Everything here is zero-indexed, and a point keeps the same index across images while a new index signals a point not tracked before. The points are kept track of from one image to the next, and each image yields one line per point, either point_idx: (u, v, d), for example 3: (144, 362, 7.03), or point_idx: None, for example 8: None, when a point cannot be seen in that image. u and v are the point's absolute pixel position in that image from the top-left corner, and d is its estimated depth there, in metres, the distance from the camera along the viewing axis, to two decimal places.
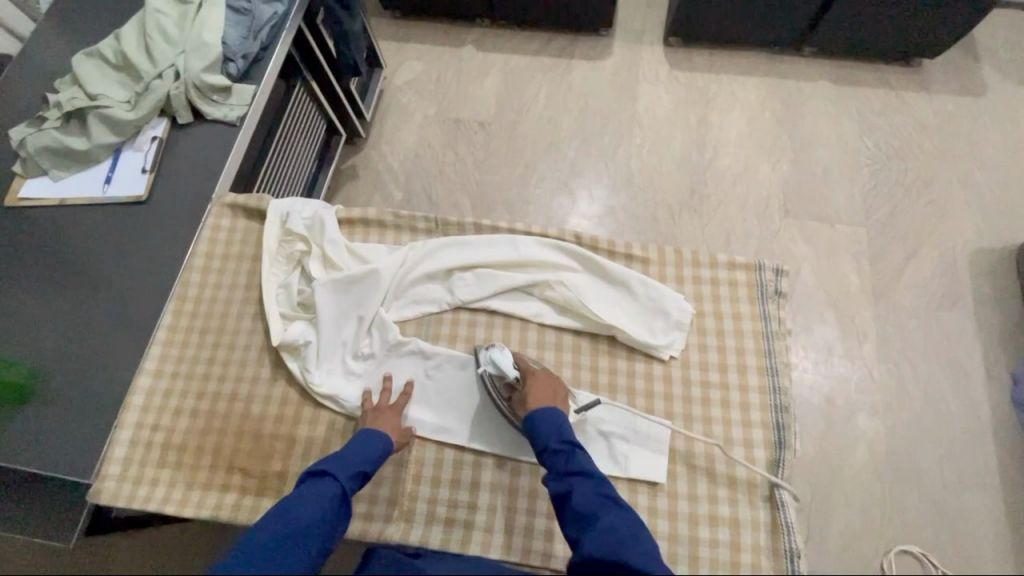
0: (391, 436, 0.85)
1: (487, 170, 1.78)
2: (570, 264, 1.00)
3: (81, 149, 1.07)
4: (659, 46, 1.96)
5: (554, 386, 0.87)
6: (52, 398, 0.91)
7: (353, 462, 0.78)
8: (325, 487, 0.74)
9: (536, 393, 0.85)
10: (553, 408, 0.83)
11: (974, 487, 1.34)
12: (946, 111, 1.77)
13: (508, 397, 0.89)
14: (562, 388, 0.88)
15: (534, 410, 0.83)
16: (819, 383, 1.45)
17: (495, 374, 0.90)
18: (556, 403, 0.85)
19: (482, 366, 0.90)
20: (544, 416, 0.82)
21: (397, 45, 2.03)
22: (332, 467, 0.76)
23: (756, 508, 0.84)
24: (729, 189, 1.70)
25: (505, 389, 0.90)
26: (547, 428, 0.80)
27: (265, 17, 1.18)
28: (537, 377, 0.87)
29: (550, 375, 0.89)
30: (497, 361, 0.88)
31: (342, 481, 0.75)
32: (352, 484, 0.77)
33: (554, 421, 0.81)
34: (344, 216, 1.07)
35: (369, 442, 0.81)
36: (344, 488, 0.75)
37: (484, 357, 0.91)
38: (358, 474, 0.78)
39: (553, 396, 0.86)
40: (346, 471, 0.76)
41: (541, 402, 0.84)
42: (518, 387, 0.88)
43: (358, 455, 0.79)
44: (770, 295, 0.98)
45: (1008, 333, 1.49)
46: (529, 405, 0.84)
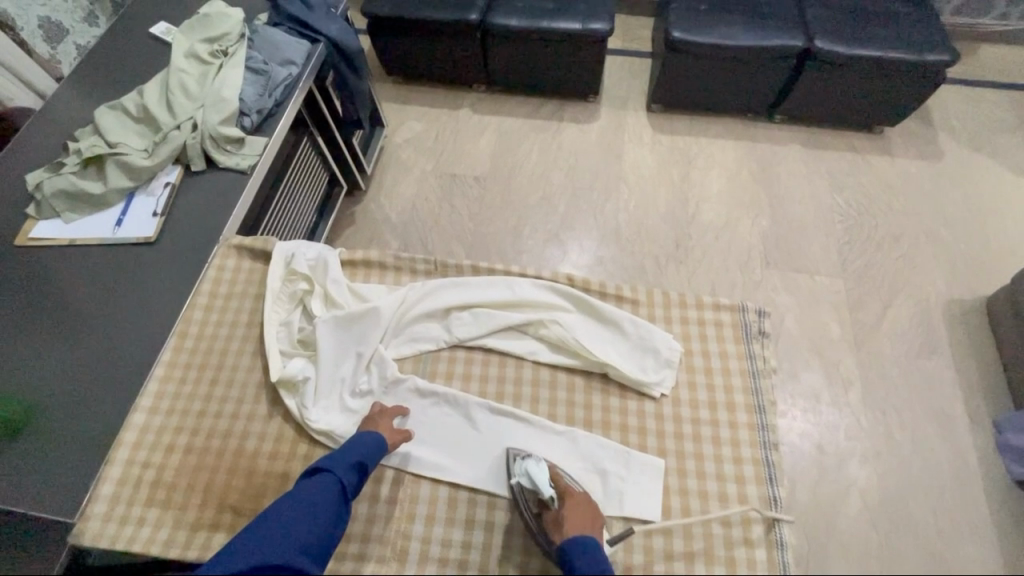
0: (385, 435, 0.88)
1: (482, 222, 1.86)
2: (564, 304, 1.04)
3: (96, 193, 1.12)
4: (643, 112, 2.12)
5: (591, 512, 0.83)
6: (46, 434, 0.90)
7: (349, 456, 0.81)
8: (324, 481, 0.78)
9: (573, 516, 0.81)
10: (592, 539, 0.78)
11: (967, 537, 1.34)
12: (909, 173, 1.91)
13: (538, 513, 0.84)
14: (599, 517, 0.83)
15: (574, 538, 0.77)
16: (809, 431, 1.47)
17: (528, 488, 0.85)
18: (592, 532, 0.80)
19: (515, 477, 0.86)
20: (584, 545, 0.76)
21: (399, 106, 2.17)
22: (328, 464, 0.80)
23: (752, 547, 0.84)
24: (713, 242, 1.79)
25: (535, 505, 0.85)
26: (587, 561, 0.74)
27: (280, 78, 1.28)
28: (575, 501, 0.83)
29: (588, 499, 0.84)
30: (534, 477, 0.84)
31: (339, 474, 0.79)
32: (350, 475, 0.80)
33: (595, 554, 0.75)
34: (347, 258, 1.12)
35: (364, 440, 0.84)
36: (341, 481, 0.79)
37: (517, 468, 0.86)
38: (356, 465, 0.81)
39: (590, 523, 0.81)
40: (342, 465, 0.80)
41: (580, 530, 0.79)
42: (552, 507, 0.83)
43: (354, 449, 0.83)
44: (754, 334, 1.03)
45: (986, 381, 1.54)
46: (567, 532, 0.79)
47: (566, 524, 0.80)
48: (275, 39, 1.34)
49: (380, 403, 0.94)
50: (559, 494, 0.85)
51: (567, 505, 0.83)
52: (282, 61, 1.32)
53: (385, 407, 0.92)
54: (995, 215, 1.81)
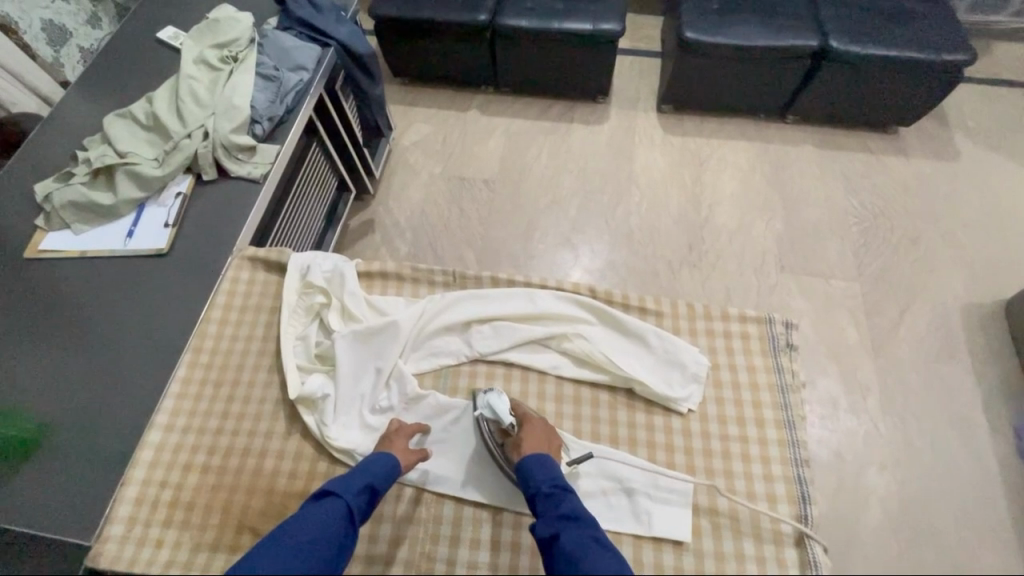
0: (399, 456, 0.86)
1: (492, 226, 1.84)
2: (586, 316, 1.02)
3: (106, 204, 1.10)
4: (653, 112, 2.09)
5: (547, 434, 0.89)
6: (62, 454, 0.89)
7: (358, 479, 0.79)
8: (332, 505, 0.76)
9: (531, 438, 0.87)
10: (548, 456, 0.84)
11: (991, 545, 1.32)
12: (924, 174, 1.89)
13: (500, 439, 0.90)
14: (557, 439, 0.89)
15: (529, 455, 0.84)
16: (827, 438, 1.45)
17: (490, 419, 0.91)
18: (548, 451, 0.86)
19: (479, 409, 0.91)
20: (539, 460, 0.83)
21: (406, 108, 2.14)
22: (337, 487, 0.78)
23: (785, 569, 0.82)
24: (726, 246, 1.77)
25: (498, 434, 0.91)
26: (540, 472, 0.81)
27: (291, 83, 1.26)
28: (533, 423, 0.89)
29: (545, 423, 0.90)
30: (494, 406, 0.90)
31: (347, 499, 0.77)
32: (359, 499, 0.78)
33: (549, 467, 0.82)
34: (364, 269, 1.10)
35: (375, 460, 0.83)
36: (350, 505, 0.77)
37: (480, 401, 0.92)
38: (366, 488, 0.79)
39: (547, 443, 0.87)
40: (351, 489, 0.78)
41: (536, 448, 0.85)
42: (512, 432, 0.89)
43: (364, 471, 0.81)
44: (782, 348, 1.01)
45: (1007, 387, 1.51)
46: (524, 450, 0.85)
47: (523, 444, 0.87)
48: (286, 44, 1.31)
49: (399, 420, 0.92)
50: (520, 421, 0.90)
51: (526, 428, 0.89)
52: (293, 66, 1.29)
53: (404, 425, 0.90)
54: (1012, 217, 1.78)
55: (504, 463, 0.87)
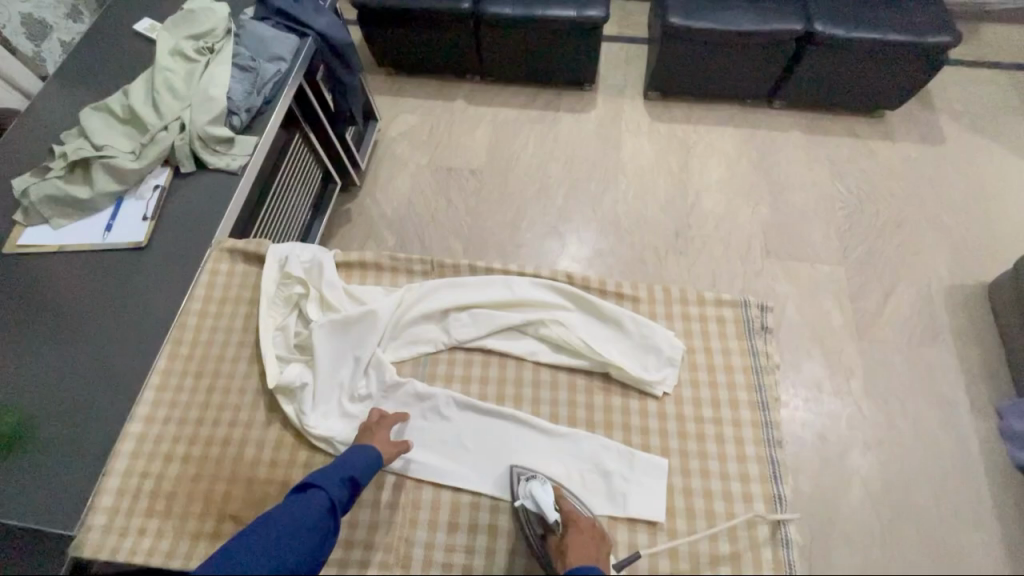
0: (380, 447, 0.86)
1: (479, 216, 1.84)
2: (564, 302, 1.03)
3: (84, 197, 1.09)
4: (640, 99, 2.08)
5: (596, 541, 0.80)
6: (43, 445, 0.89)
7: (339, 472, 0.80)
8: (313, 499, 0.77)
9: (576, 545, 0.78)
10: (596, 571, 0.75)
11: (970, 523, 1.34)
12: (910, 157, 1.89)
13: (543, 535, 0.82)
14: (606, 544, 0.81)
15: (575, 568, 0.75)
16: (811, 421, 1.47)
17: (533, 512, 0.83)
18: (596, 561, 0.77)
19: (520, 499, 0.83)
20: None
21: (392, 99, 2.13)
22: (318, 479, 0.78)
23: (757, 546, 0.83)
24: (712, 232, 1.77)
25: (540, 527, 0.83)
26: None
27: (269, 74, 1.25)
28: (580, 529, 0.80)
29: (595, 526, 0.82)
30: (538, 499, 0.81)
31: (329, 491, 0.78)
32: (341, 491, 0.79)
33: None
34: (343, 259, 1.10)
35: (356, 454, 0.83)
36: (332, 497, 0.77)
37: (522, 491, 0.84)
38: (347, 481, 0.80)
39: (594, 552, 0.78)
40: (332, 481, 0.78)
41: (583, 560, 0.77)
42: (557, 531, 0.81)
43: (345, 464, 0.81)
44: (757, 330, 1.02)
45: (988, 368, 1.53)
46: (570, 562, 0.77)
47: (569, 553, 0.78)
48: (263, 34, 1.30)
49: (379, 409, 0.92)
50: (565, 519, 0.82)
51: (572, 531, 0.80)
52: (271, 57, 1.28)
53: (383, 415, 0.91)
54: (997, 199, 1.79)
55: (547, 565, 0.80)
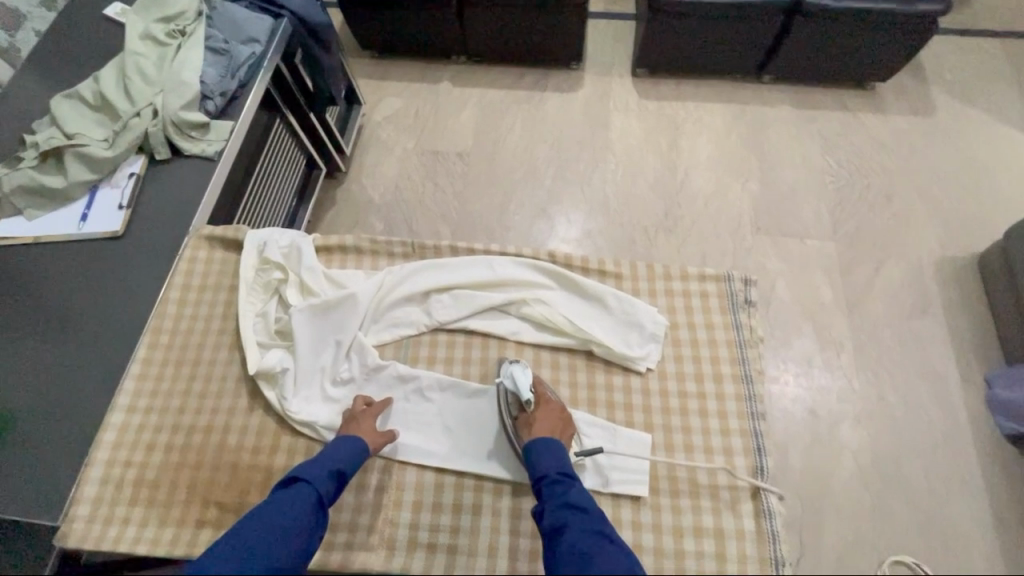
0: (366, 438, 0.86)
1: (467, 200, 1.82)
2: (546, 281, 1.04)
3: (57, 187, 1.07)
4: (628, 77, 2.05)
5: (561, 421, 0.89)
6: (20, 437, 0.88)
7: (326, 465, 0.79)
8: (300, 494, 0.76)
9: (544, 423, 0.87)
10: (556, 441, 0.84)
11: (959, 494, 1.34)
12: (901, 130, 1.87)
13: (515, 415, 0.91)
14: (570, 426, 0.89)
15: (539, 437, 0.84)
16: (801, 396, 1.45)
17: (511, 391, 0.92)
18: (558, 436, 0.86)
19: (502, 379, 0.92)
20: (548, 445, 0.82)
21: (376, 82, 2.10)
22: (305, 473, 0.78)
23: (739, 517, 0.86)
24: (702, 210, 1.75)
25: (515, 408, 0.91)
26: (549, 458, 0.81)
27: (243, 57, 1.23)
28: (549, 408, 0.89)
29: (562, 411, 0.90)
30: (516, 379, 0.90)
31: (316, 485, 0.77)
32: (328, 484, 0.78)
33: (557, 453, 0.82)
34: (322, 244, 1.10)
35: (343, 444, 0.83)
36: (320, 491, 0.77)
37: (504, 371, 0.93)
38: (334, 474, 0.79)
39: (558, 429, 0.87)
40: (319, 475, 0.78)
41: (547, 432, 0.86)
42: (528, 410, 0.90)
43: (331, 457, 0.81)
44: (741, 304, 1.03)
45: (979, 339, 1.52)
46: (535, 432, 0.86)
47: (536, 426, 0.87)
48: (236, 16, 1.27)
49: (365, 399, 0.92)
50: (537, 401, 0.91)
51: (542, 409, 0.89)
52: (245, 39, 1.25)
53: (371, 404, 0.91)
54: (988, 170, 1.77)
55: (514, 438, 0.88)
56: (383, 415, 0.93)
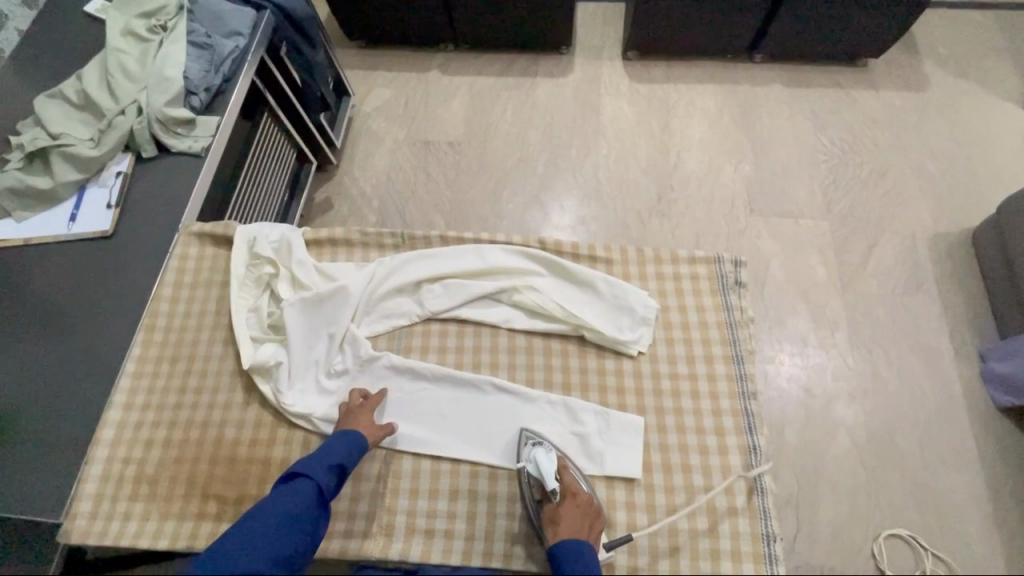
0: (366, 432, 0.87)
1: (459, 189, 1.81)
2: (537, 268, 1.05)
3: (44, 187, 1.07)
4: (619, 60, 2.03)
5: (590, 518, 0.82)
6: (17, 437, 0.89)
7: (326, 459, 0.80)
8: (301, 487, 0.76)
9: (571, 519, 0.80)
10: (586, 547, 0.78)
11: (955, 467, 1.34)
12: (894, 106, 1.86)
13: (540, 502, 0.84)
14: (598, 522, 0.83)
15: (567, 542, 0.78)
16: (797, 375, 1.46)
17: (534, 475, 0.85)
18: (586, 536, 0.80)
19: (524, 463, 0.86)
20: (577, 553, 0.77)
21: (365, 73, 2.08)
22: (305, 467, 0.78)
23: (733, 495, 0.88)
24: (696, 193, 1.74)
25: (537, 492, 0.85)
26: (579, 570, 0.75)
27: (226, 51, 1.21)
28: (579, 504, 0.83)
29: (591, 502, 0.84)
30: (541, 465, 0.83)
31: (317, 479, 0.78)
32: (328, 478, 0.79)
33: (587, 563, 0.76)
34: (312, 238, 1.11)
35: (343, 439, 0.83)
36: (320, 484, 0.77)
37: (526, 454, 0.87)
38: (334, 467, 0.80)
39: (587, 527, 0.81)
40: (320, 468, 0.78)
41: (574, 533, 0.79)
42: (553, 500, 0.83)
43: (331, 451, 0.81)
44: (731, 285, 1.06)
45: (973, 313, 1.52)
46: (560, 533, 0.79)
47: (563, 524, 0.80)
48: (218, 9, 1.26)
49: (364, 392, 0.93)
50: (563, 490, 0.84)
51: (569, 505, 0.82)
52: (227, 33, 1.24)
53: (368, 398, 0.91)
54: (981, 144, 1.76)
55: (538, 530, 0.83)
56: (380, 408, 0.94)
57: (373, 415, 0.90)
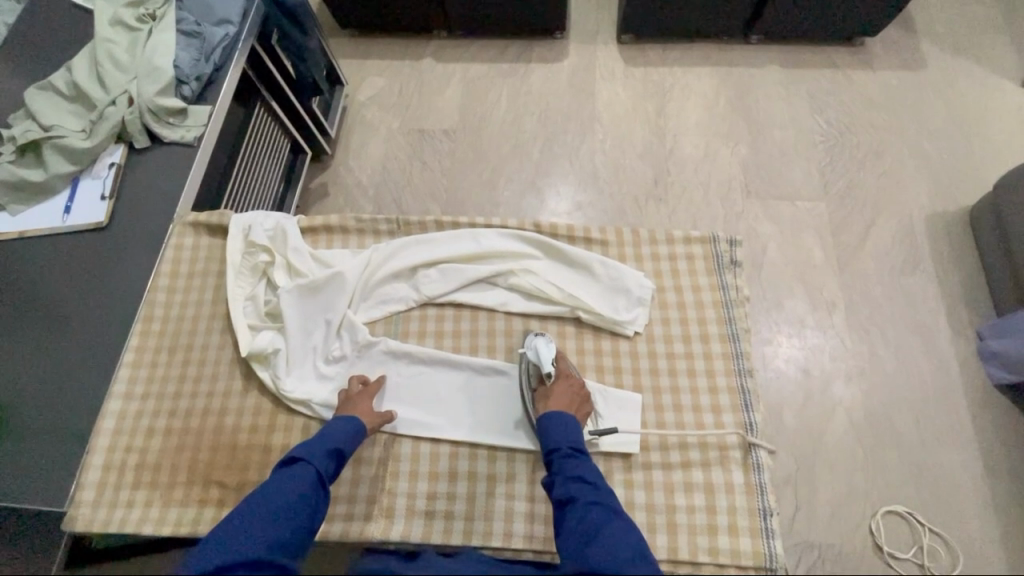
0: (364, 418, 0.88)
1: (455, 177, 1.80)
2: (532, 251, 1.05)
3: (39, 180, 1.07)
4: (614, 44, 2.01)
5: (579, 398, 0.90)
6: (18, 429, 0.90)
7: (325, 444, 0.81)
8: (300, 472, 0.77)
9: (561, 398, 0.88)
10: (571, 417, 0.85)
11: (951, 444, 1.35)
12: (891, 85, 1.84)
13: (535, 387, 0.92)
14: (586, 404, 0.90)
15: (556, 412, 0.86)
16: (795, 356, 1.47)
17: (532, 362, 0.93)
18: (572, 411, 0.88)
19: (525, 349, 0.94)
20: (562, 420, 0.84)
21: (358, 61, 2.06)
22: (304, 452, 0.79)
23: (729, 471, 0.89)
24: (692, 176, 1.74)
25: (534, 378, 0.93)
26: (562, 431, 0.82)
27: (217, 39, 1.20)
28: (569, 385, 0.90)
29: (581, 387, 0.91)
30: (539, 351, 0.91)
31: (316, 463, 0.78)
32: (327, 463, 0.80)
33: (570, 428, 0.83)
34: (307, 225, 1.11)
35: (342, 423, 0.84)
36: (319, 469, 0.78)
37: (528, 342, 0.95)
38: (333, 452, 0.81)
39: (575, 404, 0.89)
40: (318, 453, 0.79)
41: (562, 407, 0.87)
42: (548, 383, 0.91)
43: (330, 436, 0.82)
44: (726, 264, 1.06)
45: (970, 292, 1.53)
46: (550, 405, 0.87)
47: (552, 399, 0.88)
48: None
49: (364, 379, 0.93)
50: (558, 375, 0.92)
51: (561, 384, 0.90)
52: (217, 21, 1.23)
53: (368, 386, 0.92)
54: (979, 123, 1.75)
55: (531, 409, 0.90)
56: (379, 395, 0.94)
57: (372, 401, 0.91)
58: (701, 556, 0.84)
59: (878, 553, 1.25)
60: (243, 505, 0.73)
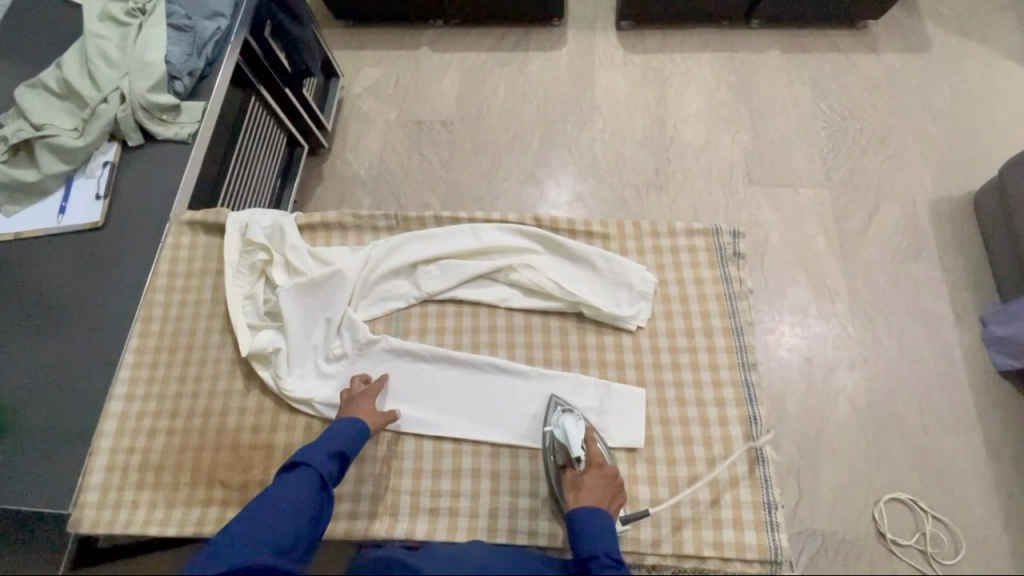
0: (367, 419, 0.87)
1: (453, 169, 1.78)
2: (532, 246, 1.04)
3: (31, 180, 1.05)
4: (612, 31, 1.98)
5: (611, 490, 0.81)
6: (20, 431, 0.89)
7: (326, 447, 0.80)
8: (303, 476, 0.77)
9: (591, 487, 0.80)
10: (606, 515, 0.76)
11: (955, 431, 1.35)
12: (894, 69, 1.81)
13: (562, 468, 0.85)
14: (619, 495, 0.82)
15: (587, 506, 0.77)
16: (798, 344, 1.46)
17: (560, 441, 0.86)
18: (605, 506, 0.79)
19: (552, 427, 0.87)
20: (595, 518, 0.75)
21: (353, 52, 2.03)
22: (306, 456, 0.78)
23: (733, 464, 0.89)
24: (693, 164, 1.72)
25: (562, 458, 0.86)
26: (596, 535, 0.73)
27: (209, 32, 1.18)
28: (602, 476, 0.82)
29: (614, 476, 0.83)
30: (567, 430, 0.85)
31: (318, 467, 0.78)
32: (331, 465, 0.79)
33: (604, 530, 0.74)
34: (305, 222, 1.10)
35: (346, 427, 0.84)
36: (321, 473, 0.77)
37: (554, 420, 0.89)
38: (336, 455, 0.80)
39: (607, 499, 0.80)
40: (321, 457, 0.79)
41: (594, 501, 0.79)
42: (577, 468, 0.83)
43: (332, 438, 0.81)
44: (729, 256, 1.05)
45: (974, 278, 1.51)
46: (580, 498, 0.79)
47: (583, 492, 0.80)
48: None
49: (365, 379, 0.93)
50: (588, 459, 0.84)
51: (593, 475, 0.82)
52: (208, 14, 1.21)
53: (368, 386, 0.91)
54: (984, 106, 1.73)
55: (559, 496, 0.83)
56: (381, 394, 0.94)
57: (374, 401, 0.90)
58: (705, 550, 0.84)
59: (881, 540, 1.26)
60: (247, 506, 0.73)
